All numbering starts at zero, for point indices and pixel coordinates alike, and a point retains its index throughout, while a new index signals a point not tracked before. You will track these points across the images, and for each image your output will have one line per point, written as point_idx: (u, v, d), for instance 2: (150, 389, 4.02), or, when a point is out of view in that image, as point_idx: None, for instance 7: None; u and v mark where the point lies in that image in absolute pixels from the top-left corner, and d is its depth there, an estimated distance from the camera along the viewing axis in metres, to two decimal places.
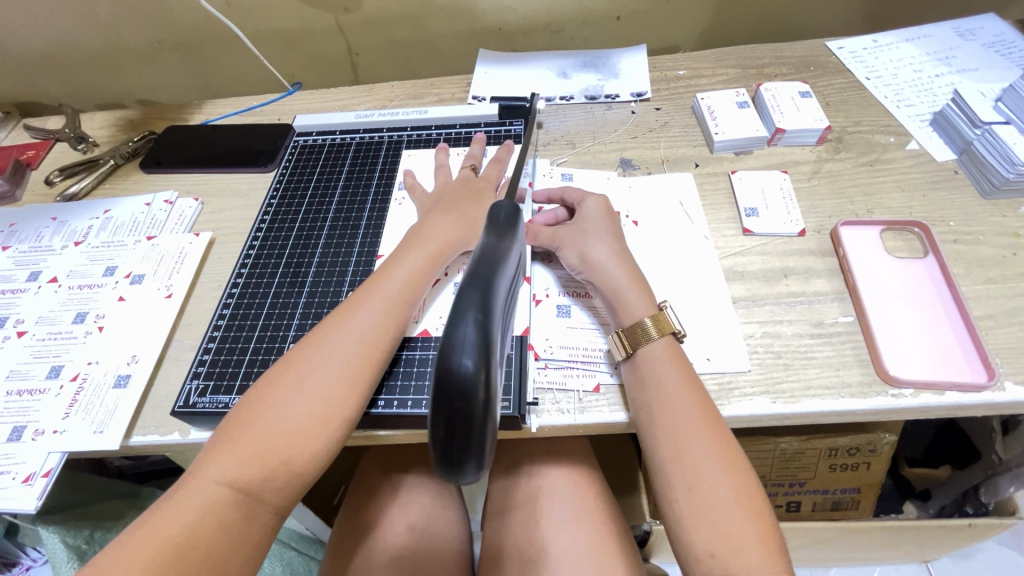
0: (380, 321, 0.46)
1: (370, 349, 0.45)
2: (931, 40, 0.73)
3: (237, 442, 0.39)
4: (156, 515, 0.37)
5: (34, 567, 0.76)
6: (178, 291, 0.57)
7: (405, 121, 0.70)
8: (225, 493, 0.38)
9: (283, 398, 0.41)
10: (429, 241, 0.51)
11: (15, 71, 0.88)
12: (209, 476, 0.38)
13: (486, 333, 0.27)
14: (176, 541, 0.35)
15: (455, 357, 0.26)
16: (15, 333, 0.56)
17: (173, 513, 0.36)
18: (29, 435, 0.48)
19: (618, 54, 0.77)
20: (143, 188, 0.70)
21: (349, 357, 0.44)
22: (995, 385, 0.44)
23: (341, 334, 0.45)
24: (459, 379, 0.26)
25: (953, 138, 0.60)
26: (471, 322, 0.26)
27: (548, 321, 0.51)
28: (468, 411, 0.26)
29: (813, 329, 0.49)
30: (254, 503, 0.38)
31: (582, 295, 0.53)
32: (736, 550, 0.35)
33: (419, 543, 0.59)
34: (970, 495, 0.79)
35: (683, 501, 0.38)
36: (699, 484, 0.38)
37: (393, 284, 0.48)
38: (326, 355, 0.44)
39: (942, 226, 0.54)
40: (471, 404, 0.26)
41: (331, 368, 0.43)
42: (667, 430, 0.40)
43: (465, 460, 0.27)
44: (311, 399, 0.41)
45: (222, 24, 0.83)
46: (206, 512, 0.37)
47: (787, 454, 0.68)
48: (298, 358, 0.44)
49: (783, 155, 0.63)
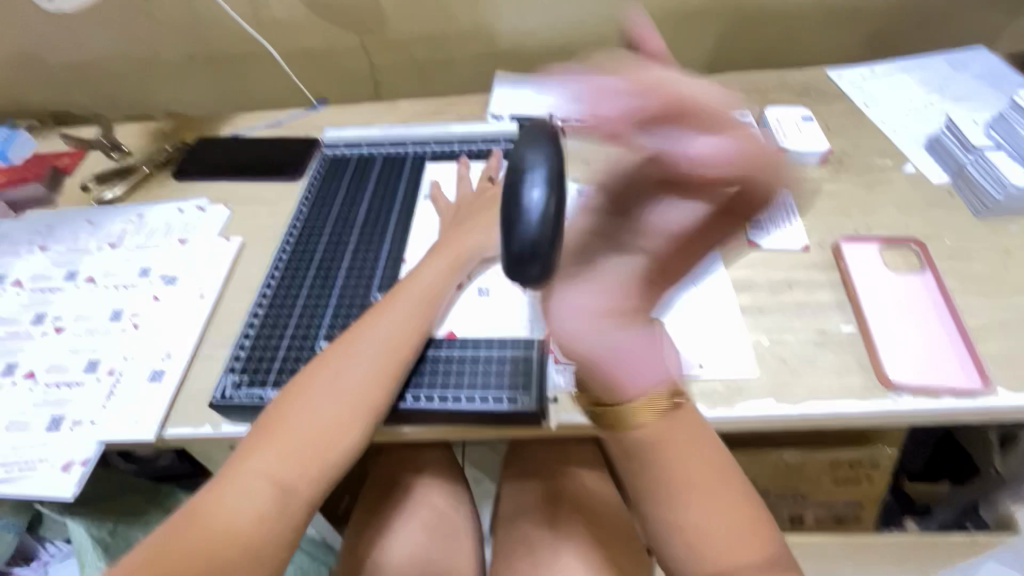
0: (407, 319, 0.50)
1: (398, 344, 0.49)
2: (925, 70, 0.78)
3: (275, 437, 0.42)
4: (194, 511, 0.38)
5: (53, 563, 0.76)
6: (210, 292, 0.60)
7: (429, 136, 0.73)
8: (268, 488, 0.40)
9: (319, 395, 0.44)
10: (449, 248, 0.56)
11: (53, 82, 0.92)
12: (251, 472, 0.40)
13: (556, 190, 0.43)
14: (224, 533, 0.37)
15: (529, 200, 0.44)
16: (53, 328, 0.58)
17: (218, 505, 0.38)
18: (67, 425, 0.51)
19: (629, 78, 0.82)
20: (175, 195, 0.74)
21: (378, 351, 0.47)
22: (990, 391, 0.46)
23: (370, 335, 0.48)
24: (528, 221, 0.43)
25: (946, 161, 0.64)
26: (538, 174, 0.45)
27: None
28: (539, 246, 0.42)
29: (816, 337, 0.51)
30: (294, 497, 0.40)
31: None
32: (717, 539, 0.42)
33: (433, 541, 0.61)
34: (969, 510, 0.82)
35: (685, 512, 0.43)
36: (685, 520, 0.43)
37: (418, 287, 0.52)
38: (361, 350, 0.47)
39: (938, 243, 0.57)
40: (539, 238, 0.42)
41: (362, 366, 0.46)
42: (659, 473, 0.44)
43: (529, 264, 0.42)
44: (342, 392, 0.45)
45: (253, 41, 0.87)
46: (252, 509, 0.39)
47: (790, 467, 0.70)
48: (331, 358, 0.47)
49: (787, 174, 0.66)
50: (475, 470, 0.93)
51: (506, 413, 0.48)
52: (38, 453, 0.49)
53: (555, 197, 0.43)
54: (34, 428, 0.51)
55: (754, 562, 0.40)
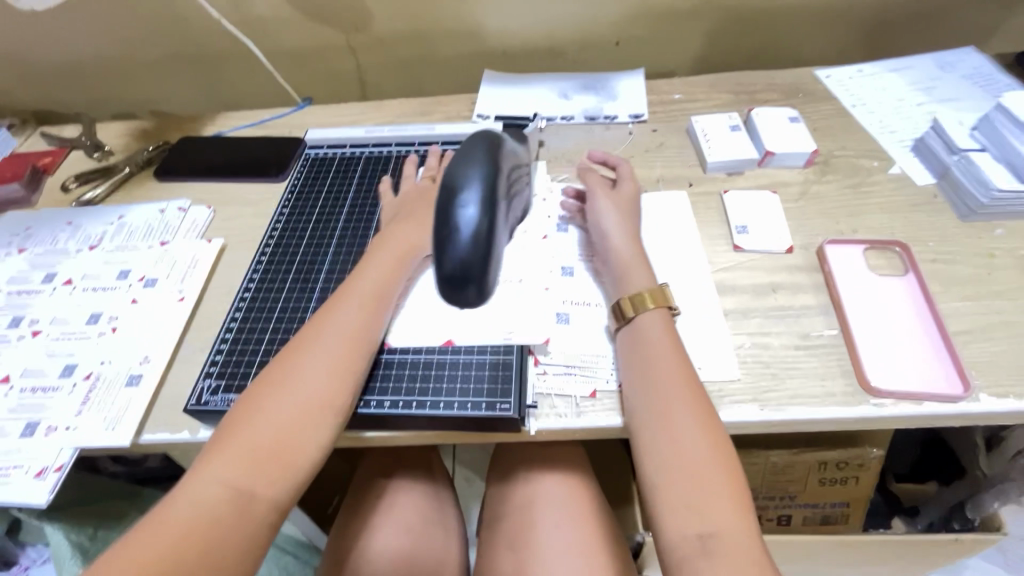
0: (355, 316, 0.49)
1: (347, 342, 0.47)
2: (913, 71, 0.77)
3: (232, 447, 0.41)
4: (154, 518, 0.38)
5: (33, 567, 0.75)
6: (190, 295, 0.59)
7: (413, 137, 0.73)
8: (220, 492, 0.39)
9: (270, 399, 0.43)
10: (392, 243, 0.55)
11: (34, 80, 0.91)
12: (203, 480, 0.39)
13: (490, 210, 0.35)
14: (179, 539, 0.36)
15: (460, 218, 0.34)
16: (29, 332, 0.58)
17: (172, 514, 0.38)
18: (41, 431, 0.50)
19: (617, 78, 0.81)
20: (157, 196, 0.73)
21: (328, 350, 0.46)
22: (971, 396, 0.46)
23: (319, 335, 0.47)
24: (457, 243, 0.34)
25: (933, 163, 0.64)
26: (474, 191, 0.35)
27: (547, 326, 0.53)
28: (471, 268, 0.34)
29: (799, 341, 0.51)
30: (251, 501, 0.39)
31: (582, 304, 0.55)
32: (708, 501, 0.38)
33: (416, 547, 0.60)
34: (956, 511, 0.81)
35: (660, 439, 0.42)
36: (679, 441, 0.41)
37: (366, 283, 0.51)
38: (313, 354, 0.46)
39: (922, 246, 0.57)
40: (471, 260, 0.34)
41: (312, 367, 0.45)
42: (650, 398, 0.44)
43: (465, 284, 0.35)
44: (293, 395, 0.44)
45: (237, 40, 0.86)
46: (206, 512, 0.38)
47: (777, 467, 0.70)
48: (281, 362, 0.46)
49: (773, 176, 0.66)
50: (465, 471, 0.92)
51: (486, 419, 0.48)
52: (11, 460, 0.48)
53: (490, 218, 0.35)
54: (8, 434, 0.50)
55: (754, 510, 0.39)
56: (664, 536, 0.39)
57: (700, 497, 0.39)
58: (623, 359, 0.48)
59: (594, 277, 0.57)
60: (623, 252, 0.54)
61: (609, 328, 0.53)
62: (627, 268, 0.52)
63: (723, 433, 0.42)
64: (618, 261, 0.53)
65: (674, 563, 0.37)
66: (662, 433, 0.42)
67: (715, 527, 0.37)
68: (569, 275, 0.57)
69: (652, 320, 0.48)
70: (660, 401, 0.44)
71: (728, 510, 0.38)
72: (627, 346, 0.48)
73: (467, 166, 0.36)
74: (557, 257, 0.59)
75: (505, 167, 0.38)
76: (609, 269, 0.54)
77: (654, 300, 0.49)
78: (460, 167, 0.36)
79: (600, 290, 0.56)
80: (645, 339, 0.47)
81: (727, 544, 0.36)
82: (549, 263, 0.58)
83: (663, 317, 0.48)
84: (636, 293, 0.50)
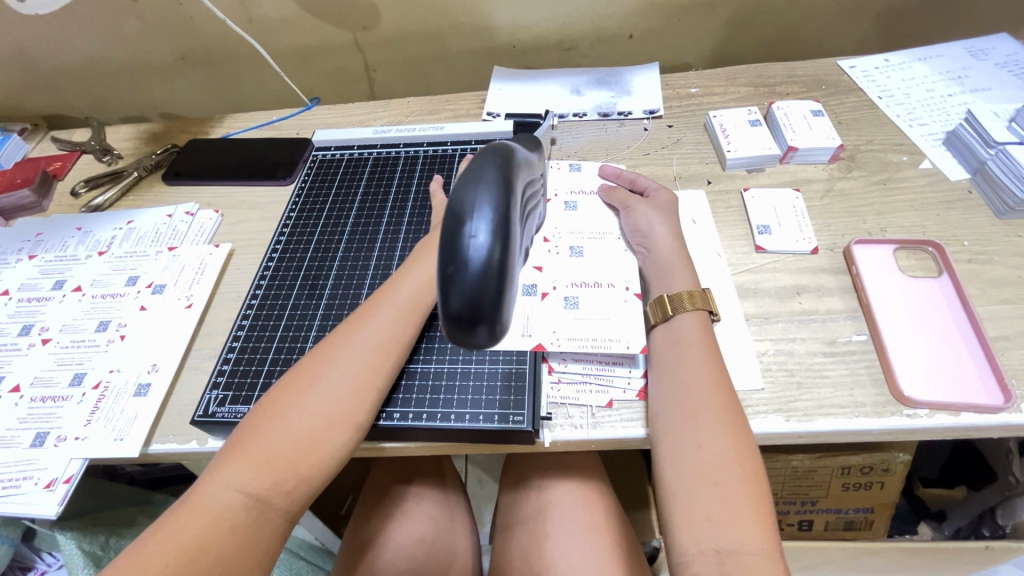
0: (391, 327, 0.47)
1: (379, 354, 0.46)
2: (943, 60, 0.74)
3: (247, 451, 0.39)
4: (171, 517, 0.36)
5: (49, 572, 0.79)
6: (198, 301, 0.58)
7: (422, 137, 0.71)
8: (235, 498, 0.37)
9: (295, 405, 0.41)
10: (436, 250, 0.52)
11: (44, 85, 0.91)
12: (219, 484, 0.38)
13: (504, 236, 0.30)
14: (191, 545, 0.35)
15: (469, 246, 0.30)
16: (39, 340, 0.57)
17: (184, 518, 0.36)
18: (51, 441, 0.49)
19: (631, 72, 0.79)
20: (165, 200, 0.72)
21: (358, 360, 0.45)
22: (1013, 407, 0.44)
23: (351, 344, 0.45)
24: (466, 275, 0.29)
25: (967, 158, 0.61)
26: (485, 214, 0.30)
27: (555, 314, 0.50)
28: (481, 306, 0.30)
29: (826, 348, 0.49)
30: (264, 509, 0.38)
31: (587, 285, 0.52)
32: (732, 516, 0.36)
33: (428, 556, 0.58)
34: (986, 517, 0.77)
35: (686, 444, 0.40)
36: (704, 446, 0.39)
37: (405, 292, 0.49)
38: (337, 363, 0.44)
39: (956, 245, 0.54)
40: (482, 297, 0.30)
41: (341, 377, 0.43)
42: (677, 402, 0.42)
43: (476, 325, 0.30)
44: (320, 404, 0.42)
45: (243, 40, 0.85)
46: (215, 519, 0.36)
47: (798, 472, 0.67)
48: (309, 367, 0.44)
49: (795, 173, 0.63)
50: (477, 472, 0.91)
51: (499, 431, 0.46)
52: (21, 471, 0.48)
53: (503, 246, 0.30)
54: (18, 444, 0.50)
55: (778, 530, 0.36)
56: (678, 550, 0.37)
57: (722, 508, 0.36)
58: (653, 362, 0.46)
59: (603, 255, 0.54)
60: (667, 251, 0.52)
61: (617, 307, 0.50)
62: (669, 270, 0.50)
63: (750, 441, 0.40)
64: (661, 260, 0.51)
65: None
66: (687, 441, 0.40)
67: (736, 544, 0.35)
68: (578, 256, 0.55)
69: (689, 322, 0.46)
70: (688, 406, 0.41)
71: (752, 527, 0.35)
72: (661, 347, 0.46)
73: (479, 184, 0.31)
74: (565, 237, 0.56)
75: (516, 180, 0.33)
76: (650, 268, 0.52)
77: (692, 301, 0.47)
78: (469, 183, 0.31)
79: (605, 271, 0.53)
80: (680, 342, 0.45)
81: (748, 564, 0.34)
82: (556, 244, 0.55)
83: (700, 320, 0.46)
84: (675, 293, 0.48)
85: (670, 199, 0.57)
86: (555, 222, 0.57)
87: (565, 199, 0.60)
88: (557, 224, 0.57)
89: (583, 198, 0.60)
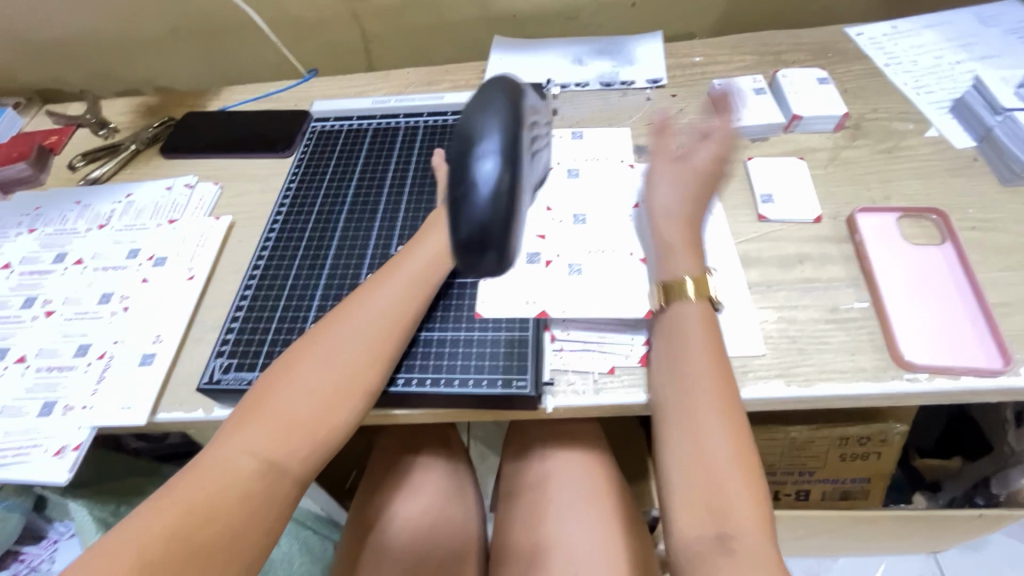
0: (400, 298, 0.47)
1: (389, 325, 0.46)
2: (952, 27, 0.72)
3: (261, 416, 0.40)
4: (185, 479, 0.37)
5: (61, 541, 0.83)
6: (200, 273, 0.58)
7: (423, 107, 0.70)
8: (249, 463, 0.38)
9: (306, 373, 0.42)
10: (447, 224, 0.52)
11: (36, 60, 0.90)
12: (232, 450, 0.38)
13: (512, 165, 0.33)
14: (202, 507, 0.35)
15: (479, 171, 0.32)
16: (43, 312, 0.57)
17: (193, 485, 0.36)
18: (58, 410, 0.50)
19: (634, 41, 0.77)
20: (162, 173, 0.71)
21: (368, 330, 0.45)
22: (1012, 370, 0.44)
23: (359, 313, 0.45)
24: (476, 199, 0.32)
25: (972, 125, 0.60)
26: (493, 142, 0.33)
27: (559, 280, 0.51)
28: (490, 229, 0.32)
29: (828, 315, 0.49)
30: (278, 474, 0.38)
31: (592, 252, 0.53)
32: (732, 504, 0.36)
33: (436, 524, 0.60)
34: (981, 486, 0.79)
35: (688, 436, 0.40)
36: (706, 438, 0.39)
37: (413, 264, 0.49)
38: (347, 333, 0.44)
39: (960, 213, 0.54)
40: (491, 221, 0.32)
41: (351, 346, 0.44)
42: (680, 393, 0.42)
43: (485, 249, 0.32)
44: (331, 373, 0.42)
45: (238, 10, 0.83)
46: (226, 484, 0.37)
47: (797, 443, 0.68)
48: (319, 335, 0.44)
49: (800, 142, 0.62)
50: (480, 446, 0.93)
51: (502, 397, 0.46)
52: (30, 439, 0.48)
53: (512, 173, 0.32)
54: (26, 414, 0.50)
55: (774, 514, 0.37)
56: (677, 518, 0.38)
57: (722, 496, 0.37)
58: (655, 351, 0.45)
59: (608, 223, 0.55)
60: (666, 234, 0.50)
61: (621, 273, 0.51)
62: (671, 252, 0.49)
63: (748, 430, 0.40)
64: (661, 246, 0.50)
65: (685, 561, 0.36)
66: (687, 431, 0.40)
67: (736, 529, 0.36)
68: (581, 223, 0.55)
69: (688, 311, 0.45)
70: (691, 397, 0.41)
71: (750, 513, 0.36)
72: (664, 334, 0.46)
73: (486, 116, 0.34)
74: (568, 205, 0.56)
75: (523, 118, 0.36)
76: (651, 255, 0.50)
77: (690, 291, 0.46)
78: (478, 115, 0.34)
79: (610, 237, 0.53)
80: (681, 333, 0.44)
81: (746, 549, 0.35)
82: (559, 213, 0.56)
83: (701, 309, 0.45)
84: (673, 281, 0.46)
85: (675, 169, 0.54)
86: (557, 190, 0.57)
87: (567, 167, 0.60)
88: (559, 192, 0.57)
89: (586, 165, 0.60)
